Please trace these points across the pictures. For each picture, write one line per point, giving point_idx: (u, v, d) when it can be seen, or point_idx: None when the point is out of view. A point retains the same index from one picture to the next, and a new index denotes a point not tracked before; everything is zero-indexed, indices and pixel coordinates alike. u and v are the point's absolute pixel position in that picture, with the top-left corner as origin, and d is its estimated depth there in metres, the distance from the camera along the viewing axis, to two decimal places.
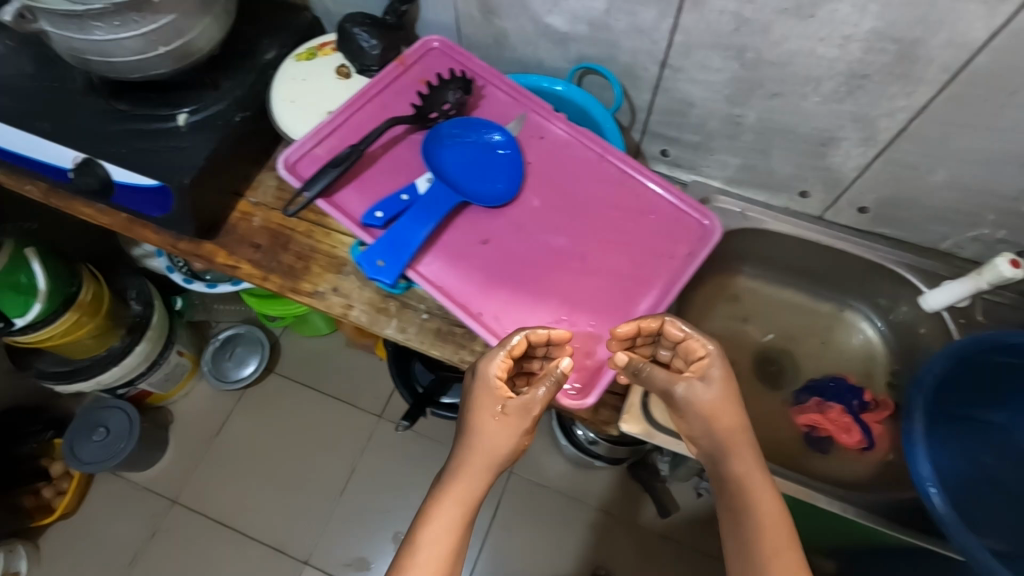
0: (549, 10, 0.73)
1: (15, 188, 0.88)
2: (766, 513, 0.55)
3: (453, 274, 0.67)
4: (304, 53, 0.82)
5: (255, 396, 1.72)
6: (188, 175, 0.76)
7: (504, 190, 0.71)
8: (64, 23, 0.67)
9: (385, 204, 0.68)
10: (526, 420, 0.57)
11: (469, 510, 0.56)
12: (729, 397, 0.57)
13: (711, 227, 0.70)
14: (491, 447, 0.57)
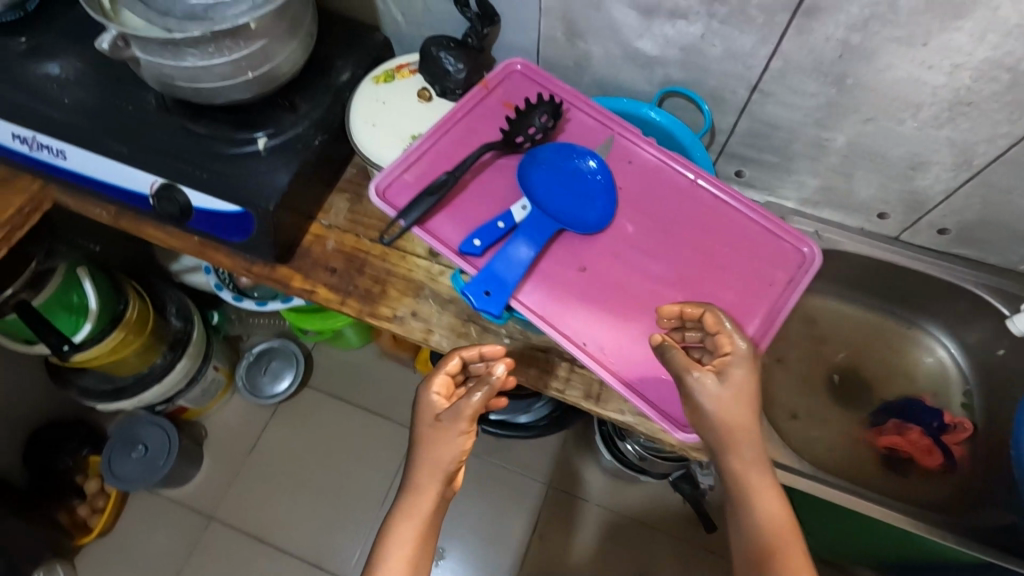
0: (641, 34, 0.72)
1: (84, 212, 0.87)
2: (766, 515, 0.53)
3: (553, 304, 0.67)
4: (382, 75, 0.81)
5: (288, 411, 1.70)
6: (270, 202, 0.75)
7: (600, 217, 0.70)
8: (158, 51, 0.66)
9: (484, 232, 0.67)
10: (457, 425, 0.61)
11: (424, 515, 0.61)
12: (747, 396, 0.55)
13: (811, 255, 0.69)
14: (431, 454, 0.62)
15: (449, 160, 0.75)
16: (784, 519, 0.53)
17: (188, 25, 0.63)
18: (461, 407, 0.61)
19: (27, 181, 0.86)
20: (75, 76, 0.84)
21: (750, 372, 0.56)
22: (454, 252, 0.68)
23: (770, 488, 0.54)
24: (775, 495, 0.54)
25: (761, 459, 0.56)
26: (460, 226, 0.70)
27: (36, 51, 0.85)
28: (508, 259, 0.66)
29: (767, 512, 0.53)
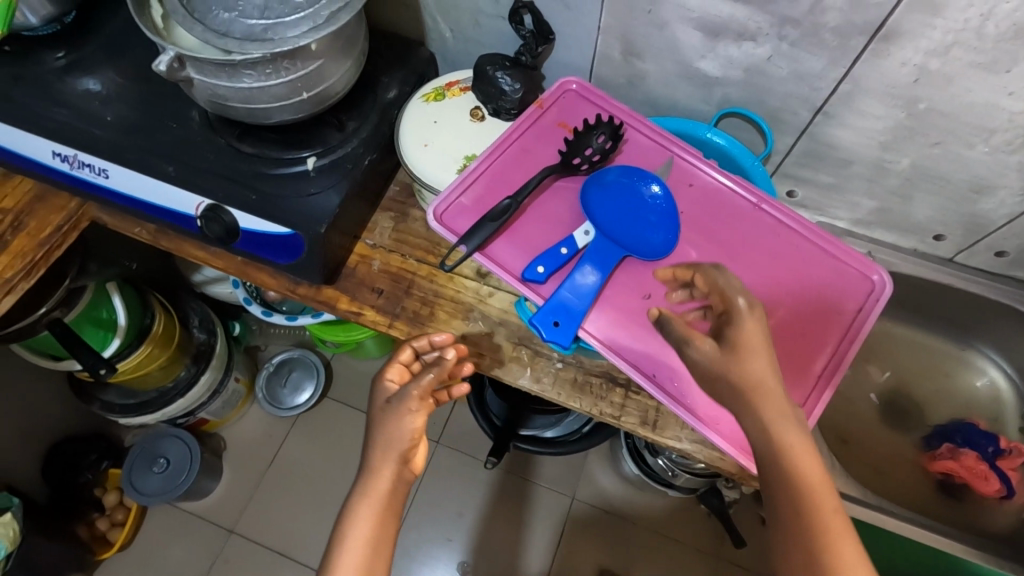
0: (703, 55, 0.71)
1: (125, 232, 0.85)
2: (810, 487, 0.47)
3: (618, 332, 0.66)
4: (432, 92, 0.80)
5: (308, 422, 1.68)
6: (321, 224, 0.74)
7: (664, 243, 0.68)
8: (214, 72, 0.64)
9: (548, 258, 0.66)
10: (407, 403, 0.64)
11: (382, 495, 0.62)
12: (758, 353, 0.51)
13: (881, 283, 0.68)
14: (386, 432, 0.64)
15: (506, 182, 0.73)
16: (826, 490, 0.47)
17: (248, 47, 0.61)
18: (410, 386, 0.65)
19: (66, 200, 0.85)
20: (117, 93, 0.82)
21: (758, 327, 0.52)
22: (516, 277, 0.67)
23: (803, 454, 0.48)
24: (810, 462, 0.48)
25: (794, 423, 0.49)
26: (520, 251, 0.69)
27: (75, 66, 0.84)
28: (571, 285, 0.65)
29: (804, 485, 0.47)
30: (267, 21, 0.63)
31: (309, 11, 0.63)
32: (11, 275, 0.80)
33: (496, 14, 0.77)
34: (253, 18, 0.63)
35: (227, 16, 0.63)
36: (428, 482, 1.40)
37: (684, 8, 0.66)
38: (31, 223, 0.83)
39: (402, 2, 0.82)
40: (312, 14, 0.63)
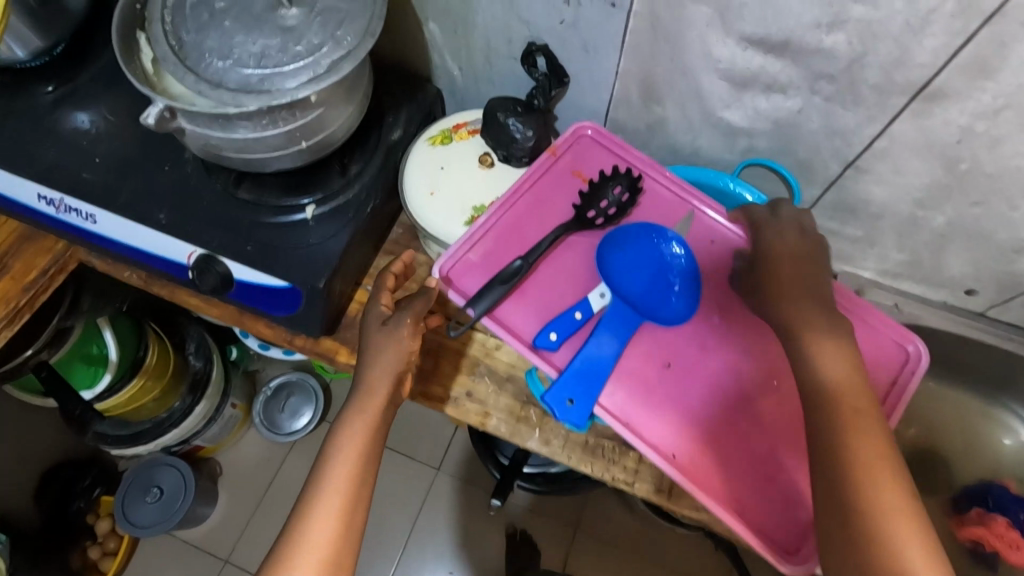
0: (729, 104, 0.66)
1: (115, 275, 0.81)
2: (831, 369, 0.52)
3: (635, 402, 0.62)
4: (439, 135, 0.76)
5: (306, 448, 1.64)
6: (320, 277, 0.70)
7: (683, 308, 0.64)
8: (207, 123, 0.60)
9: (561, 324, 0.63)
10: (404, 328, 0.64)
11: (374, 422, 0.61)
12: (795, 272, 0.59)
13: (917, 354, 0.64)
14: (383, 354, 0.63)
15: (516, 237, 0.68)
16: (846, 373, 0.52)
17: (243, 99, 0.57)
18: (405, 312, 0.64)
19: (53, 241, 0.81)
20: (108, 130, 0.78)
21: (788, 248, 0.61)
22: (527, 345, 0.63)
23: (841, 358, 0.53)
24: (845, 362, 0.52)
25: (832, 332, 0.55)
26: (532, 316, 0.65)
27: (65, 100, 0.80)
28: (586, 356, 0.62)
29: (833, 381, 0.51)
30: (263, 70, 0.58)
31: (309, 59, 0.59)
32: None
33: (508, 54, 0.72)
34: (248, 67, 0.58)
35: (221, 64, 0.58)
36: (429, 515, 1.37)
37: (710, 58, 0.61)
38: (15, 265, 0.79)
39: (407, 38, 0.78)
40: (311, 63, 0.58)
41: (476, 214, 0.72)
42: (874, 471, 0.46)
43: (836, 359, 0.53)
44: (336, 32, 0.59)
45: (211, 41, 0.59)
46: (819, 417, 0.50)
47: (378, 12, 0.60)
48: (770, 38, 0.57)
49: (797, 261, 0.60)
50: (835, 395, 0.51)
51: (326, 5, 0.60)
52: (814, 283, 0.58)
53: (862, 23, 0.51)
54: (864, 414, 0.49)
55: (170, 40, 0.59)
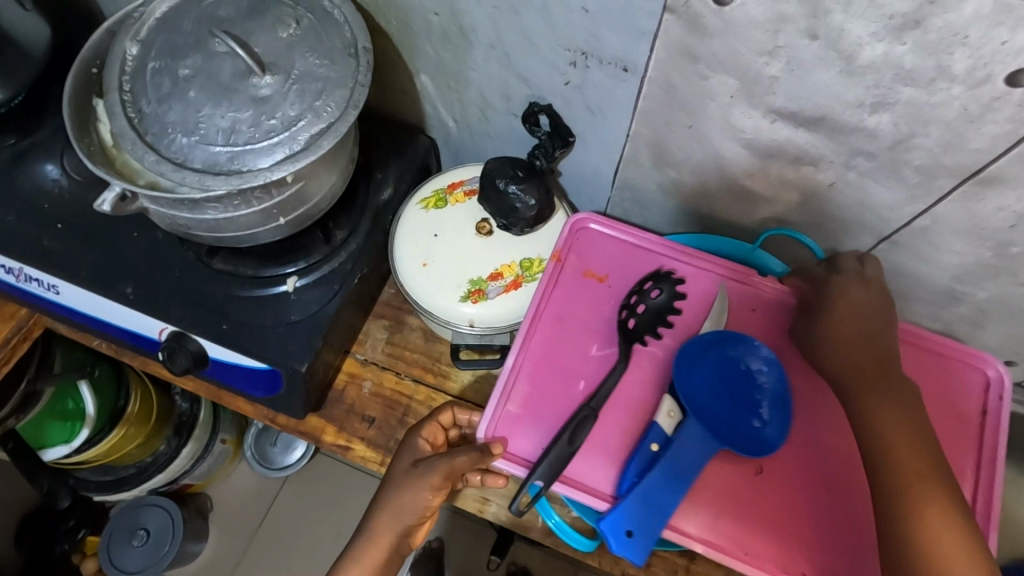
0: (752, 173, 0.60)
1: (84, 343, 0.75)
2: (889, 436, 0.51)
3: (725, 518, 0.56)
4: (432, 198, 0.70)
5: (298, 481, 1.50)
6: (303, 358, 0.64)
7: (761, 424, 0.58)
8: (171, 204, 0.53)
9: (637, 466, 0.56)
10: (430, 478, 0.61)
11: (379, 557, 0.63)
12: (856, 331, 0.57)
13: (999, 379, 0.59)
14: (398, 502, 0.62)
15: (554, 369, 0.61)
16: (904, 440, 0.51)
17: (210, 183, 0.50)
18: (437, 461, 0.61)
19: (16, 307, 0.75)
20: (71, 191, 0.72)
21: (851, 309, 0.58)
22: (606, 497, 0.57)
23: (908, 430, 0.51)
24: (910, 434, 0.51)
25: (895, 398, 0.53)
26: (600, 461, 0.58)
27: (26, 157, 0.73)
28: (665, 503, 0.54)
29: (897, 455, 0.50)
30: (233, 148, 0.52)
31: (283, 136, 0.52)
32: None
33: (507, 111, 0.66)
34: (216, 145, 0.52)
35: (186, 141, 0.52)
36: None
37: (733, 128, 0.55)
38: None
39: (397, 89, 0.71)
40: (287, 138, 0.52)
41: (473, 288, 0.66)
42: (947, 561, 0.46)
43: (902, 430, 0.51)
44: (315, 102, 0.53)
45: (174, 114, 0.52)
46: (884, 494, 0.50)
47: (361, 80, 0.53)
48: (803, 112, 0.50)
49: (856, 319, 0.58)
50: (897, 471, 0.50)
51: (303, 71, 0.54)
52: (873, 338, 0.57)
53: (911, 106, 0.45)
54: (930, 498, 0.48)
55: (129, 112, 0.52)
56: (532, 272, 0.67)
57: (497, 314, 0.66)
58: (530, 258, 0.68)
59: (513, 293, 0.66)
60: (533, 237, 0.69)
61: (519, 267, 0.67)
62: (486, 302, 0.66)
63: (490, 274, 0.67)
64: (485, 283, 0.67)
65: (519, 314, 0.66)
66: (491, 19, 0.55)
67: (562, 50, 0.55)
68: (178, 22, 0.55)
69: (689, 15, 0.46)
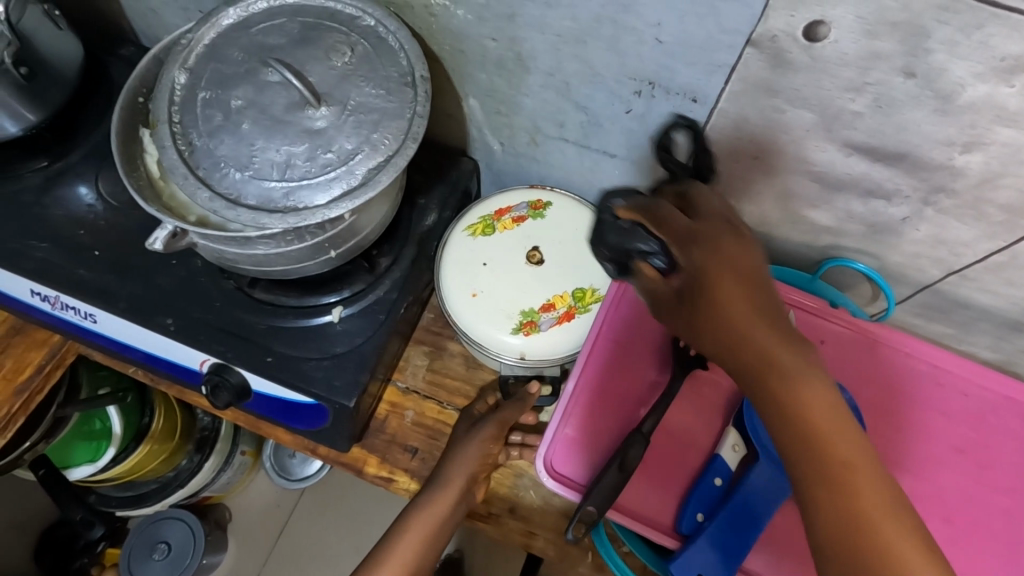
0: (817, 205, 0.57)
1: (119, 369, 0.74)
2: (809, 417, 0.35)
3: (793, 561, 0.53)
4: (479, 224, 0.69)
5: (315, 493, 1.41)
6: (350, 393, 0.62)
7: None
8: (222, 240, 0.51)
9: (701, 499, 0.54)
10: (488, 426, 0.65)
11: (447, 507, 0.62)
12: (758, 303, 0.36)
13: None
14: (466, 449, 0.64)
15: (611, 394, 0.60)
16: (834, 426, 0.36)
17: (266, 221, 0.48)
18: (492, 415, 0.66)
19: (49, 333, 0.73)
20: (107, 217, 0.70)
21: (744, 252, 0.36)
22: (669, 533, 0.55)
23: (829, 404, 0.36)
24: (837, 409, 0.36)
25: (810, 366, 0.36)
26: (661, 494, 0.56)
27: (60, 180, 0.71)
28: (736, 546, 0.52)
29: (833, 446, 0.36)
30: (289, 183, 0.50)
31: (339, 171, 0.50)
32: None
33: (558, 136, 0.64)
34: (271, 180, 0.50)
35: (238, 176, 0.50)
36: None
37: (803, 160, 0.53)
38: (7, 363, 0.72)
39: (442, 112, 0.69)
40: (344, 172, 0.50)
41: (525, 319, 0.65)
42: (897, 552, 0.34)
43: (827, 422, 0.35)
44: (371, 135, 0.51)
45: (226, 148, 0.50)
46: (824, 490, 0.35)
47: (419, 111, 0.51)
48: (884, 147, 0.48)
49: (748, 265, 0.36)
50: (847, 471, 0.35)
51: (359, 102, 0.52)
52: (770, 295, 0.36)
53: (1007, 146, 0.44)
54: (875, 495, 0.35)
55: (179, 144, 0.50)
56: (586, 302, 0.66)
57: (552, 347, 0.64)
58: (582, 287, 0.66)
59: (566, 325, 0.65)
60: (584, 264, 0.68)
61: (571, 297, 0.66)
62: (538, 334, 0.64)
63: (541, 304, 0.66)
64: (537, 314, 0.65)
65: (573, 345, 0.64)
66: (553, 47, 0.53)
67: (627, 80, 0.53)
68: (227, 50, 0.54)
69: (773, 50, 0.44)
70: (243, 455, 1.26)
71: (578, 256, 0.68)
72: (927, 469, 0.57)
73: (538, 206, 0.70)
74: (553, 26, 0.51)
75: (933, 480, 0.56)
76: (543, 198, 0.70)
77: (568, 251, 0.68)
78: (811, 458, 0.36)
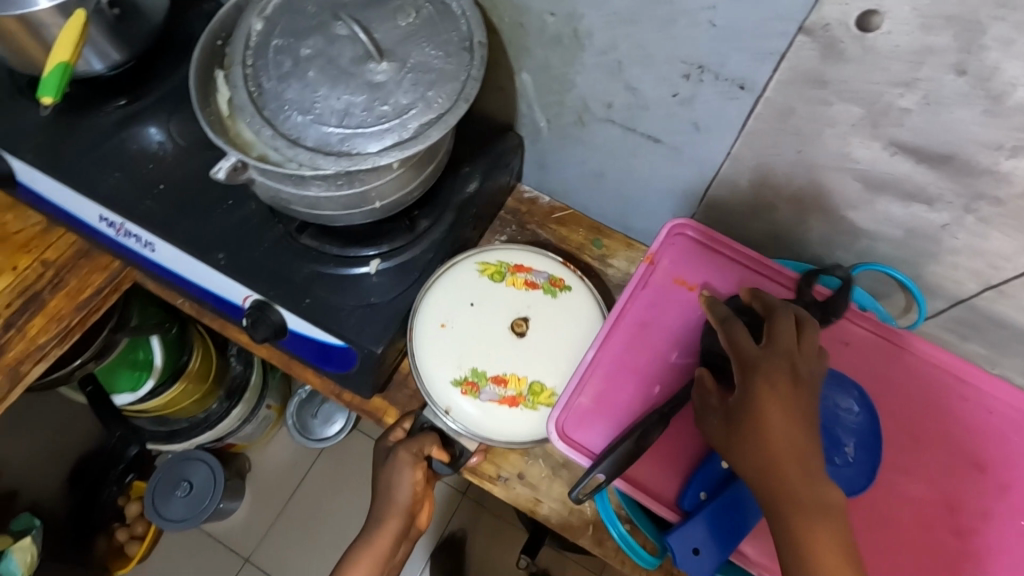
0: (855, 206, 0.57)
1: (168, 299, 0.79)
2: (811, 539, 0.45)
3: None
4: (494, 266, 0.72)
5: (333, 453, 1.45)
6: (378, 341, 0.65)
7: (857, 477, 0.55)
8: (279, 177, 0.55)
9: (705, 479, 0.55)
10: (405, 464, 0.65)
11: (387, 538, 0.68)
12: (788, 436, 0.47)
13: None
14: (392, 484, 0.66)
15: (629, 373, 0.61)
16: (832, 557, 0.45)
17: (321, 162, 0.52)
18: (406, 450, 0.66)
19: (110, 259, 0.79)
20: (173, 155, 0.75)
21: (783, 401, 0.47)
22: (671, 509, 0.56)
23: (830, 538, 0.45)
24: (827, 527, 0.45)
25: (822, 511, 0.46)
26: (667, 470, 0.57)
27: (134, 118, 0.77)
28: (733, 526, 0.52)
29: (817, 552, 0.45)
30: (345, 129, 0.53)
31: (393, 123, 0.53)
32: (44, 342, 0.74)
33: (604, 117, 0.65)
34: (329, 125, 0.53)
35: (301, 119, 0.53)
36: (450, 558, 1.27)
37: (845, 157, 0.53)
38: (71, 281, 0.77)
39: (493, 86, 0.71)
40: (397, 125, 0.53)
41: (470, 377, 0.67)
42: None
43: (823, 555, 0.45)
44: (427, 92, 0.54)
45: (292, 92, 0.54)
46: None
47: (474, 74, 0.54)
48: (929, 147, 0.48)
49: (789, 409, 0.47)
50: None
51: (418, 61, 0.55)
52: (800, 442, 0.47)
53: None
54: None
55: (249, 87, 0.54)
56: (535, 401, 0.67)
57: (478, 417, 0.66)
58: (542, 384, 0.67)
59: (505, 407, 0.67)
60: (551, 364, 0.68)
61: (525, 387, 0.67)
62: (474, 398, 0.67)
63: (495, 375, 0.68)
64: (485, 380, 0.67)
65: (492, 427, 0.66)
66: (609, 26, 0.55)
67: (678, 62, 0.54)
68: (302, 4, 0.57)
69: (827, 39, 0.45)
70: (267, 408, 1.31)
71: (552, 351, 0.69)
72: (942, 479, 0.56)
73: (557, 283, 0.72)
74: (611, 5, 0.53)
75: (948, 491, 0.56)
76: (566, 280, 0.72)
77: (551, 337, 0.69)
78: (790, 551, 0.46)
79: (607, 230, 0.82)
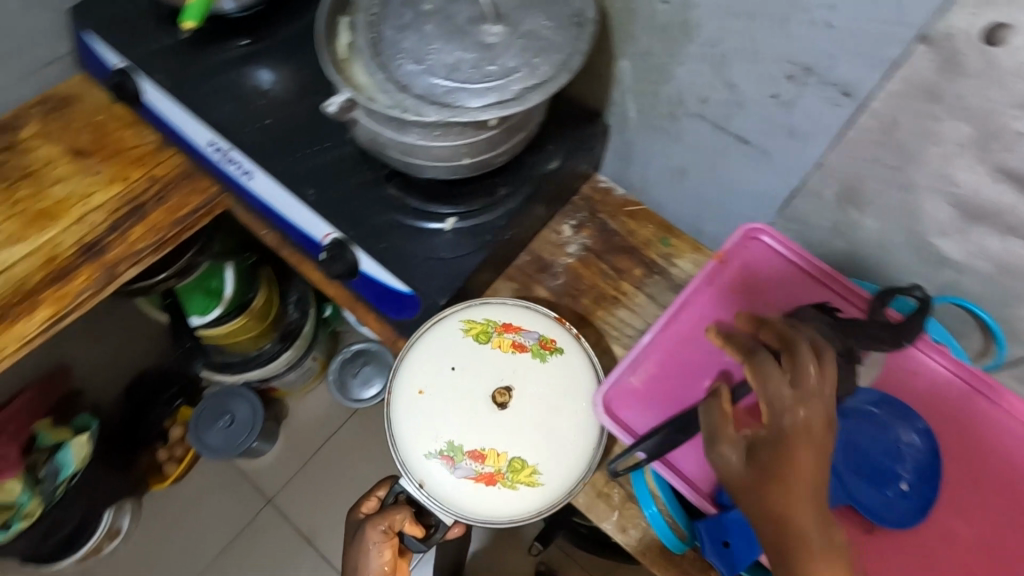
0: (946, 233, 0.56)
1: (253, 230, 0.84)
2: None
3: None
4: (480, 326, 0.69)
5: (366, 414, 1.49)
6: (443, 294, 0.68)
7: (907, 507, 0.54)
8: (383, 120, 0.58)
9: None
10: (373, 542, 0.73)
11: None
12: (815, 474, 0.39)
13: None
14: (363, 559, 0.75)
15: (683, 362, 0.61)
16: None
17: (424, 109, 0.55)
18: (371, 532, 0.73)
19: (209, 183, 0.85)
20: (281, 94, 0.80)
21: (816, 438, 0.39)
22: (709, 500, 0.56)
23: None
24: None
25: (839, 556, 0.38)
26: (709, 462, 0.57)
27: (252, 57, 0.83)
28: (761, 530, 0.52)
29: None
30: (451, 82, 0.56)
31: (498, 83, 0.55)
32: (142, 248, 0.81)
33: (697, 112, 0.66)
34: (437, 77, 0.56)
35: (412, 67, 0.57)
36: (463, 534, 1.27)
37: (946, 177, 0.52)
38: (173, 198, 0.84)
39: (591, 70, 0.73)
40: (501, 85, 0.55)
41: (447, 451, 0.65)
42: None
43: None
44: (532, 59, 0.56)
45: (409, 43, 0.57)
46: None
47: (581, 48, 0.56)
48: None
49: (822, 449, 0.39)
50: None
51: (530, 29, 0.57)
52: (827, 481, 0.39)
53: None
54: None
55: (371, 33, 0.58)
56: (514, 479, 0.64)
57: (454, 493, 0.64)
58: (522, 460, 0.65)
59: (480, 484, 0.64)
60: (533, 436, 0.66)
61: (505, 464, 0.65)
62: (451, 474, 0.65)
63: (472, 449, 0.65)
64: (462, 455, 0.65)
65: (472, 505, 0.64)
66: (721, 18, 0.56)
67: (784, 62, 0.55)
68: None
69: (948, 50, 0.45)
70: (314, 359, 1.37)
71: (541, 423, 0.66)
72: (1000, 528, 0.54)
73: (548, 345, 0.69)
74: None
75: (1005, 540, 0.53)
76: (558, 341, 0.69)
77: (539, 404, 0.67)
78: None
79: (676, 230, 0.81)
